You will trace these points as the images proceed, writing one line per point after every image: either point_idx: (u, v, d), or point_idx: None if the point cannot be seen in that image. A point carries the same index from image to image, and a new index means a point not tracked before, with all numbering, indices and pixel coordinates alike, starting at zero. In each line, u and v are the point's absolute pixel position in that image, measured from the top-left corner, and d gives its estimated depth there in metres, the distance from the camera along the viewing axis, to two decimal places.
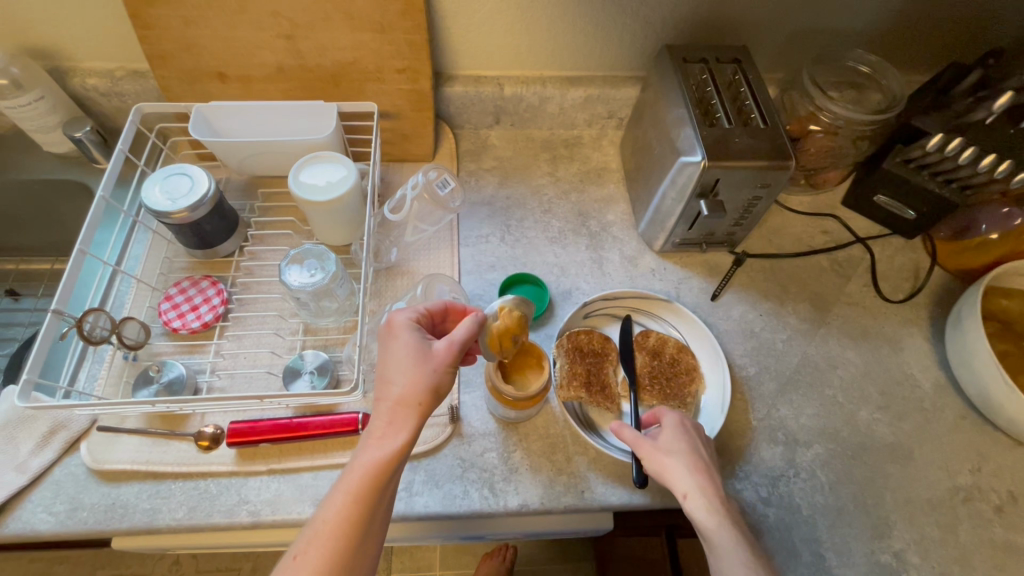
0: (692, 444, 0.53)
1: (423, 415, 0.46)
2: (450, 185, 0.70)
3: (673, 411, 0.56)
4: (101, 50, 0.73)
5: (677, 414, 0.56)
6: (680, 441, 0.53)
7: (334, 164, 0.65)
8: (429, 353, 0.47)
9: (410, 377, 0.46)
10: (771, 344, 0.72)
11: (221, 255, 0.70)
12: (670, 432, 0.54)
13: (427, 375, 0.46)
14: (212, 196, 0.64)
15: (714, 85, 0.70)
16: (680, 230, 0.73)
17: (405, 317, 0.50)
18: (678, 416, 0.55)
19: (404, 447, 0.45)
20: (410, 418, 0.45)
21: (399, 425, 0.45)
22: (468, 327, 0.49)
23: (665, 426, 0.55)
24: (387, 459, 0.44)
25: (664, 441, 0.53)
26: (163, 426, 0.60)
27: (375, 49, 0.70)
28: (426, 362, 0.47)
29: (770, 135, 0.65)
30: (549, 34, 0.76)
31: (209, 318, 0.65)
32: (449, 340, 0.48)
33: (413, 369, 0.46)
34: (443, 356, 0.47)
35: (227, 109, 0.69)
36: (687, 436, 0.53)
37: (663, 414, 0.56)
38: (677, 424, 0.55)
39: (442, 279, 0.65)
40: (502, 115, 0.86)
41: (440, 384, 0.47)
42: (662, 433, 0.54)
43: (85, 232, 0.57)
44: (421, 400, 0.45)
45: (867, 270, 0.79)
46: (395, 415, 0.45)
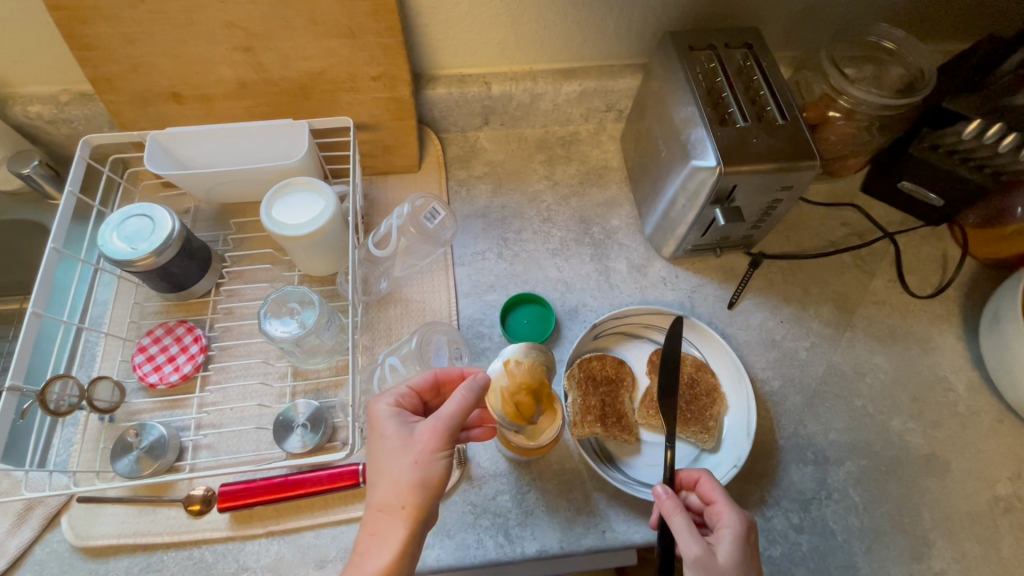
0: (752, 564, 0.46)
1: (410, 516, 0.43)
2: (439, 216, 0.63)
3: (737, 512, 0.47)
4: (40, 73, 0.65)
5: (742, 517, 0.47)
6: (743, 562, 0.45)
7: (313, 194, 0.59)
8: (406, 445, 0.45)
9: (390, 478, 0.43)
10: (794, 353, 0.67)
11: (197, 296, 0.64)
12: (736, 547, 0.45)
13: (406, 472, 0.43)
14: (178, 236, 0.58)
15: (724, 75, 0.63)
16: (692, 236, 0.67)
17: (384, 407, 0.48)
18: (743, 521, 0.47)
19: (398, 555, 0.42)
20: (399, 523, 0.43)
21: (388, 533, 0.43)
22: (449, 406, 0.45)
23: (728, 535, 0.46)
24: (380, 571, 0.41)
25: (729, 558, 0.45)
26: (149, 492, 0.56)
27: (345, 56, 0.63)
28: (404, 457, 0.44)
29: (790, 132, 0.58)
30: (537, 24, 0.69)
31: (189, 369, 0.60)
32: (427, 426, 0.45)
33: (393, 468, 0.44)
34: (421, 448, 0.44)
35: (186, 135, 0.62)
36: (748, 554, 0.46)
37: (726, 512, 0.48)
38: (741, 534, 0.46)
39: (439, 329, 0.60)
40: (491, 115, 0.78)
41: (425, 475, 0.44)
42: (723, 543, 0.46)
43: (38, 291, 0.51)
44: (405, 500, 0.43)
45: (892, 264, 0.73)
46: (381, 521, 0.43)
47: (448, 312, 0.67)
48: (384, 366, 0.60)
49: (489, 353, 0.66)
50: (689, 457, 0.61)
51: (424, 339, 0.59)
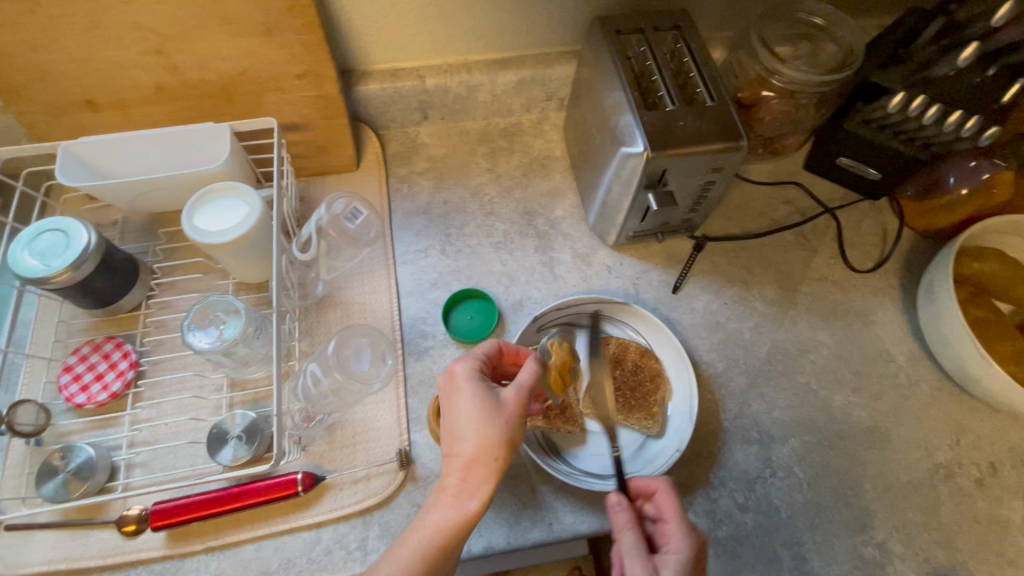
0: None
1: (498, 472, 0.45)
2: (361, 214, 0.67)
3: (686, 536, 0.47)
4: None
5: (692, 540, 0.47)
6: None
7: (237, 198, 0.57)
8: (501, 403, 0.47)
9: (481, 432, 0.45)
10: (738, 335, 0.68)
11: (126, 310, 0.62)
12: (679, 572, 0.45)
13: (500, 429, 0.46)
14: (96, 249, 0.55)
15: (654, 59, 0.62)
16: (632, 223, 0.67)
17: (466, 366, 0.50)
18: (693, 543, 0.47)
19: (480, 505, 0.45)
20: (488, 475, 0.45)
21: (473, 485, 0.45)
22: (534, 371, 0.50)
23: (672, 559, 0.46)
24: (460, 519, 0.44)
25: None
26: (81, 516, 0.54)
27: (265, 55, 0.61)
28: (498, 415, 0.47)
29: (719, 113, 0.58)
30: (466, 14, 0.67)
31: (118, 388, 0.58)
32: (521, 389, 0.49)
33: (487, 423, 0.46)
34: (515, 407, 0.47)
35: (100, 145, 0.59)
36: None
37: (675, 534, 0.48)
38: (689, 558, 0.46)
39: (358, 331, 0.62)
40: (429, 109, 0.77)
41: (514, 434, 0.46)
42: (669, 566, 0.46)
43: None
44: (497, 455, 0.45)
45: (834, 240, 0.74)
46: (469, 474, 0.45)
47: (390, 312, 0.66)
48: (305, 374, 0.59)
49: (432, 351, 0.65)
50: (634, 444, 0.60)
51: (342, 343, 0.60)
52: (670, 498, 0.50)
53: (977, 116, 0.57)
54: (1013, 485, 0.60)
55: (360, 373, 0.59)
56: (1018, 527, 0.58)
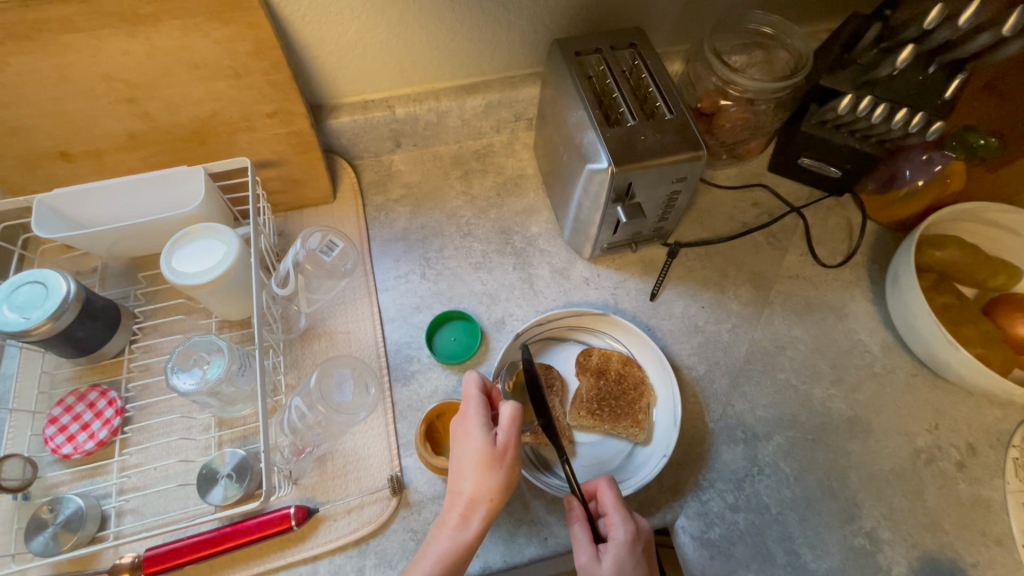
0: (640, 570, 0.48)
1: (493, 510, 0.47)
2: (337, 247, 0.68)
3: (625, 523, 0.49)
4: None
5: (631, 525, 0.50)
6: (629, 569, 0.48)
7: (215, 239, 0.58)
8: (496, 444, 0.48)
9: (479, 474, 0.47)
10: (717, 337, 0.69)
11: (110, 356, 0.63)
12: (620, 557, 0.48)
13: (494, 471, 0.47)
14: (75, 297, 0.56)
15: (613, 77, 0.64)
16: (605, 235, 0.69)
17: (473, 403, 0.50)
18: (631, 529, 0.49)
19: (472, 542, 0.46)
20: (481, 514, 0.46)
21: (469, 522, 0.46)
22: (516, 410, 0.48)
23: (613, 546, 0.49)
24: (453, 555, 0.45)
25: (613, 567, 0.47)
26: (72, 568, 0.54)
27: (234, 97, 0.62)
28: (493, 457, 0.47)
29: (678, 125, 0.60)
30: (430, 44, 0.69)
31: (105, 435, 0.58)
32: (510, 429, 0.48)
33: (484, 466, 0.47)
34: (504, 449, 0.48)
35: (76, 195, 0.60)
36: (637, 562, 0.48)
37: (613, 522, 0.50)
38: (627, 543, 0.49)
39: (341, 361, 0.63)
40: (401, 137, 0.78)
41: (510, 476, 0.47)
42: (610, 552, 0.48)
43: None
44: (493, 496, 0.46)
45: (802, 238, 0.76)
46: (466, 511, 0.46)
47: (375, 339, 0.67)
48: (289, 410, 0.59)
49: (419, 375, 0.66)
50: (623, 452, 0.61)
51: (325, 375, 0.62)
52: (608, 486, 0.52)
53: (923, 112, 0.60)
54: (992, 465, 0.62)
55: (344, 405, 0.60)
56: (1000, 505, 0.60)
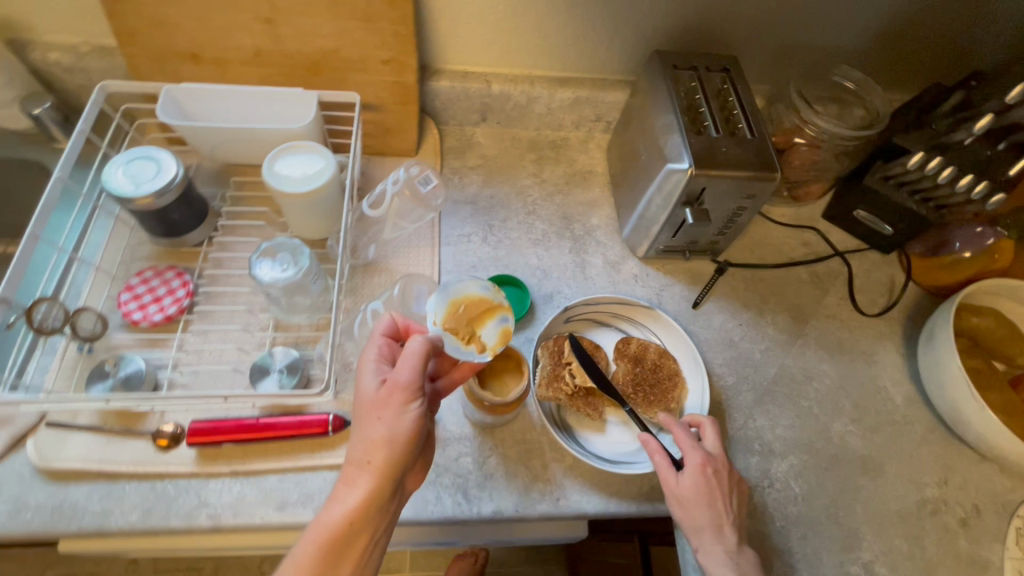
0: (712, 489, 0.53)
1: (375, 471, 0.46)
2: (432, 183, 0.71)
3: (693, 449, 0.54)
4: (62, 22, 0.69)
5: (699, 451, 0.54)
6: (703, 488, 0.53)
7: (315, 155, 0.63)
8: (380, 391, 0.49)
9: (363, 431, 0.47)
10: (749, 355, 0.72)
11: (189, 245, 0.67)
12: (693, 479, 0.53)
13: (373, 425, 0.47)
14: (179, 182, 0.60)
15: (703, 94, 0.69)
16: (664, 237, 0.73)
17: (372, 351, 0.53)
18: (700, 455, 0.54)
19: (359, 503, 0.45)
20: (362, 474, 0.46)
21: (354, 482, 0.46)
22: (419, 347, 0.49)
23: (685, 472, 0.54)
24: (341, 513, 0.45)
25: (688, 487, 0.53)
26: (119, 423, 0.57)
27: (359, 39, 0.68)
28: (374, 407, 0.48)
29: (757, 147, 0.64)
30: (539, 32, 0.75)
31: (173, 310, 0.62)
32: (399, 373, 0.49)
33: (364, 417, 0.48)
34: (392, 396, 0.48)
35: (199, 92, 0.66)
36: (709, 483, 0.53)
37: (689, 449, 0.55)
38: (699, 467, 0.53)
39: (420, 280, 0.69)
40: (489, 112, 0.84)
41: (390, 430, 0.47)
42: (685, 476, 0.54)
43: (39, 214, 0.55)
44: (371, 452, 0.46)
45: (844, 283, 0.79)
46: (349, 472, 0.47)
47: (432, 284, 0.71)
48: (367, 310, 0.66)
49: None
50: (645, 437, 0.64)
51: (405, 288, 0.67)
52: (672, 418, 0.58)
53: (986, 181, 0.64)
54: (995, 530, 0.64)
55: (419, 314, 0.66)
56: (997, 567, 0.61)
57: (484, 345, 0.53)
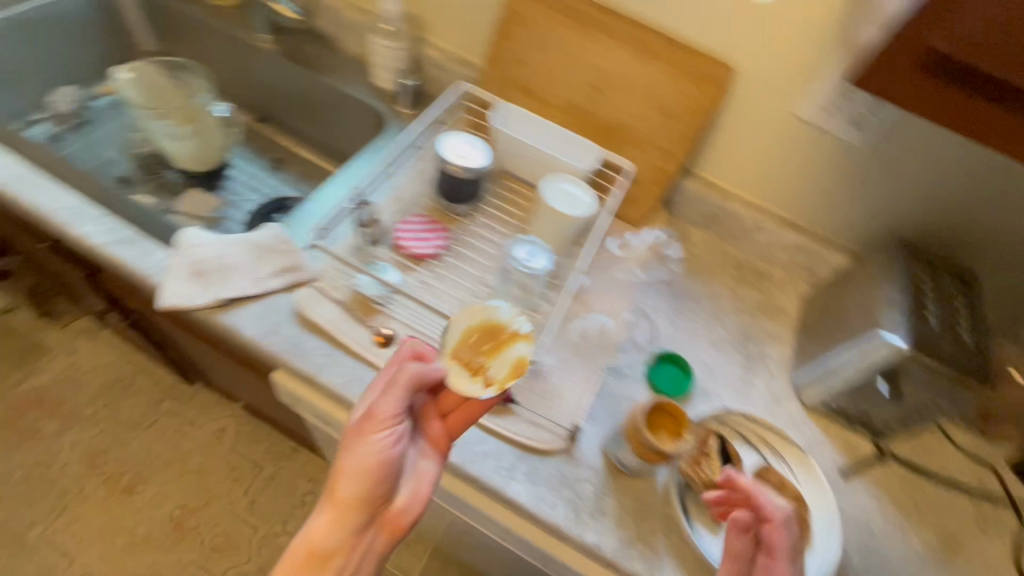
0: None
1: (338, 511, 0.57)
2: (673, 249, 0.92)
3: None
4: (457, 36, 0.95)
5: None
6: None
7: (581, 191, 0.78)
8: (362, 420, 0.57)
9: (337, 466, 0.58)
10: (884, 553, 0.69)
11: (455, 213, 0.83)
12: None
13: (344, 456, 0.57)
14: (483, 169, 0.80)
15: (928, 287, 0.73)
16: (841, 396, 0.76)
17: (378, 375, 0.59)
18: None
19: (321, 528, 0.58)
20: (328, 509, 0.58)
21: (321, 512, 0.58)
22: (408, 376, 0.57)
23: None
24: (313, 533, 0.58)
25: None
26: (359, 310, 0.72)
27: (653, 126, 0.84)
28: (346, 442, 0.57)
29: (973, 356, 0.66)
30: (795, 178, 0.85)
31: (427, 251, 0.77)
32: (378, 404, 0.57)
33: (343, 445, 0.57)
34: (352, 431, 0.57)
35: (519, 116, 0.85)
36: None
37: None
38: None
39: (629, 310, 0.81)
40: (714, 222, 0.94)
41: (352, 462, 0.56)
42: None
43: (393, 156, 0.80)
44: (340, 485, 0.57)
45: (1014, 542, 0.73)
46: (322, 502, 0.58)
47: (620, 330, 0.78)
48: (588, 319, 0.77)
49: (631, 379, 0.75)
50: None
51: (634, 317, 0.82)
52: None
53: None
54: None
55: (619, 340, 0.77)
56: None
57: (492, 377, 0.58)
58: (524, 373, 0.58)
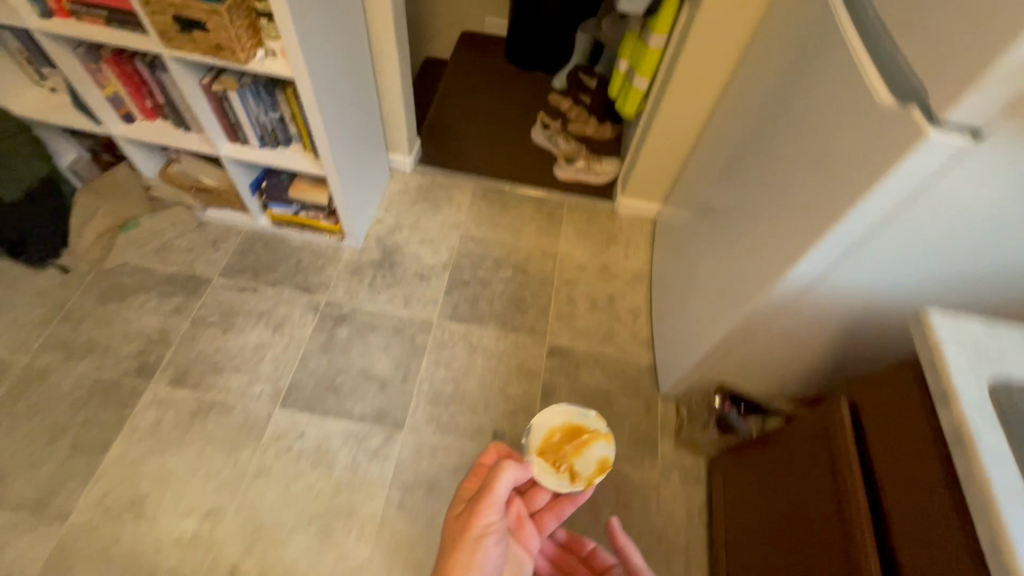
0: None
1: (479, 520, 0.97)
2: None
3: None
4: None
5: None
6: None
7: None
8: (490, 499, 0.98)
9: (478, 529, 0.97)
10: None
11: None
12: None
13: (479, 524, 0.97)
14: None
15: None
16: None
17: (490, 459, 1.15)
18: None
19: (465, 545, 0.96)
20: (484, 522, 0.97)
21: (471, 534, 0.97)
22: (513, 471, 1.00)
23: None
24: (467, 545, 0.96)
25: None
26: None
27: None
28: (486, 496, 0.99)
29: None
30: None
31: None
32: (505, 479, 0.99)
33: (490, 495, 0.99)
34: (483, 512, 0.98)
35: None
36: None
37: None
38: None
39: None
40: None
41: (501, 490, 0.99)
42: None
43: None
44: (471, 521, 0.98)
45: None
46: (462, 517, 1.01)
47: None
48: None
49: None
50: None
51: None
52: None
53: None
54: None
55: None
56: None
57: (582, 473, 1.25)
58: (603, 466, 1.27)
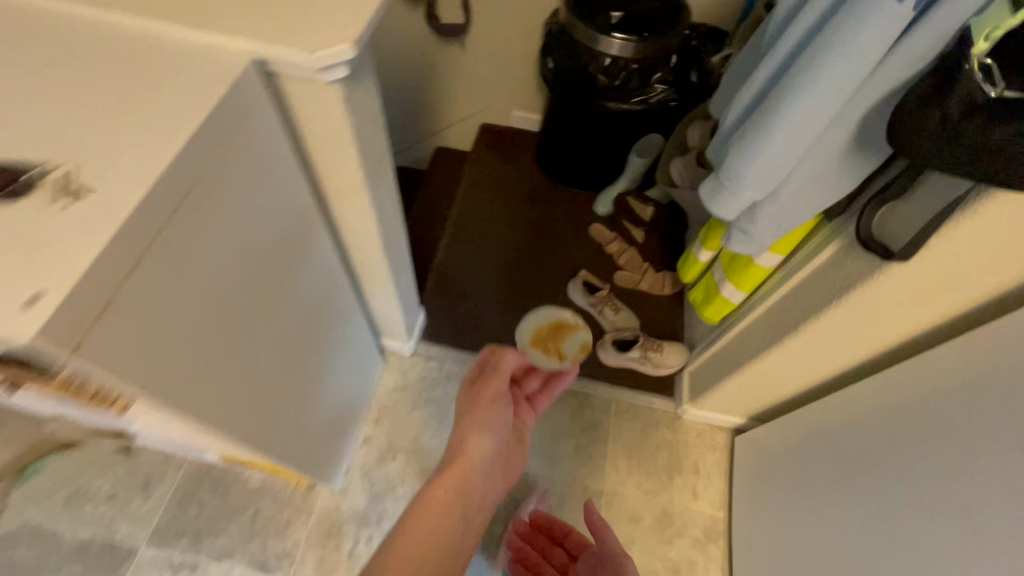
0: None
1: (496, 395, 1.09)
2: None
3: None
4: None
5: None
6: None
7: None
8: (497, 383, 1.10)
9: (495, 396, 1.09)
10: None
11: None
12: None
13: (496, 389, 1.09)
14: None
15: None
16: None
17: (481, 358, 1.16)
18: None
19: (480, 438, 1.03)
20: (496, 387, 1.10)
21: (478, 443, 1.02)
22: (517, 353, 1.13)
23: None
24: (469, 471, 0.98)
25: None
26: None
27: None
28: (496, 380, 1.10)
29: None
30: None
31: None
32: (508, 360, 1.12)
33: (500, 358, 1.12)
34: (497, 379, 1.10)
35: None
36: None
37: None
38: None
39: None
40: None
41: (506, 370, 1.11)
42: None
43: None
44: (488, 400, 1.08)
45: None
46: (476, 428, 1.03)
47: None
48: None
49: None
50: None
51: None
52: None
53: None
54: None
55: None
56: None
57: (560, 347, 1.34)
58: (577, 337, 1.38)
